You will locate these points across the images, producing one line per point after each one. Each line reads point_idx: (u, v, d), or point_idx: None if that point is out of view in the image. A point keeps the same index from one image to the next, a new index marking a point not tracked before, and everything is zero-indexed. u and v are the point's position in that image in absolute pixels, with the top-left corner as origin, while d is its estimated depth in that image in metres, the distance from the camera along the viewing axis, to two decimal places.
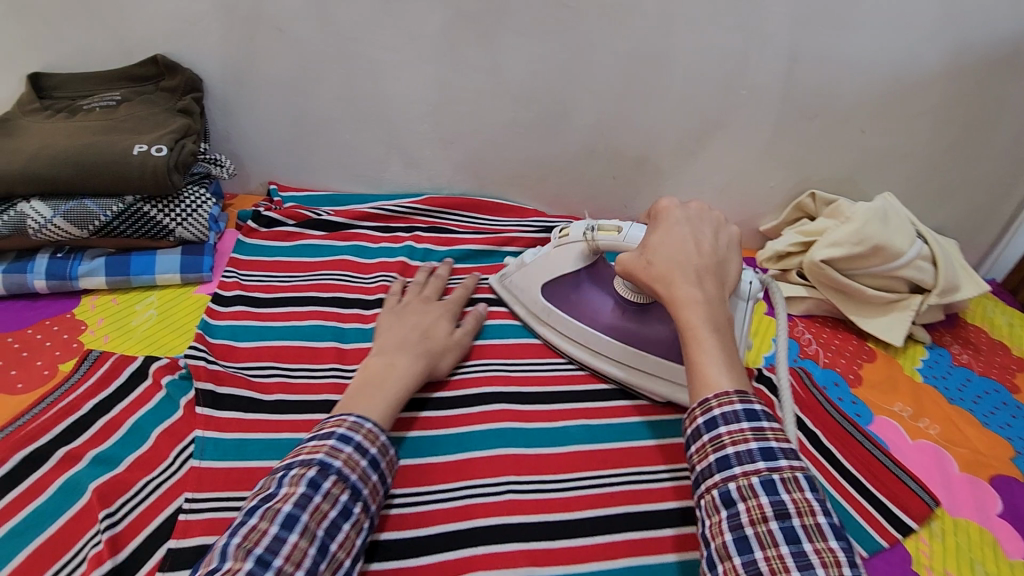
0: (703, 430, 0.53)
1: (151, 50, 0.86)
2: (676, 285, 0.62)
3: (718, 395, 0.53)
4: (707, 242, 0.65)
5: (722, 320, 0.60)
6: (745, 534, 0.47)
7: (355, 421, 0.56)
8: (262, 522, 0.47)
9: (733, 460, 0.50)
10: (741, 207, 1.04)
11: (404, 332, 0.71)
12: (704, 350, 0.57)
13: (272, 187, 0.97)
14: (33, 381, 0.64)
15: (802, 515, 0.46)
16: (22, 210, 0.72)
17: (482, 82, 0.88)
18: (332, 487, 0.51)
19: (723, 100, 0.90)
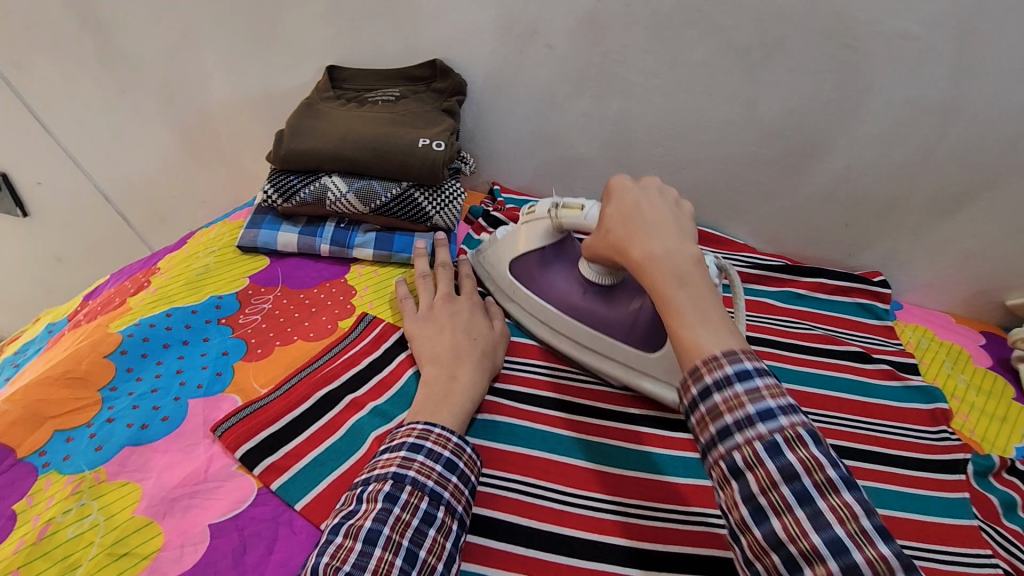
0: (698, 401, 0.50)
1: (430, 54, 0.96)
2: (633, 243, 0.61)
3: (706, 360, 0.50)
4: (665, 205, 0.63)
5: (677, 268, 0.56)
6: (761, 505, 0.45)
7: (423, 428, 0.58)
8: (347, 540, 0.49)
9: (733, 427, 0.48)
10: (991, 278, 0.93)
11: (433, 340, 0.70)
12: (682, 311, 0.54)
13: (496, 188, 1.05)
14: (322, 332, 0.74)
15: (812, 471, 0.45)
16: (325, 183, 0.84)
17: (732, 113, 0.89)
18: (409, 497, 0.52)
19: (1004, 161, 0.82)
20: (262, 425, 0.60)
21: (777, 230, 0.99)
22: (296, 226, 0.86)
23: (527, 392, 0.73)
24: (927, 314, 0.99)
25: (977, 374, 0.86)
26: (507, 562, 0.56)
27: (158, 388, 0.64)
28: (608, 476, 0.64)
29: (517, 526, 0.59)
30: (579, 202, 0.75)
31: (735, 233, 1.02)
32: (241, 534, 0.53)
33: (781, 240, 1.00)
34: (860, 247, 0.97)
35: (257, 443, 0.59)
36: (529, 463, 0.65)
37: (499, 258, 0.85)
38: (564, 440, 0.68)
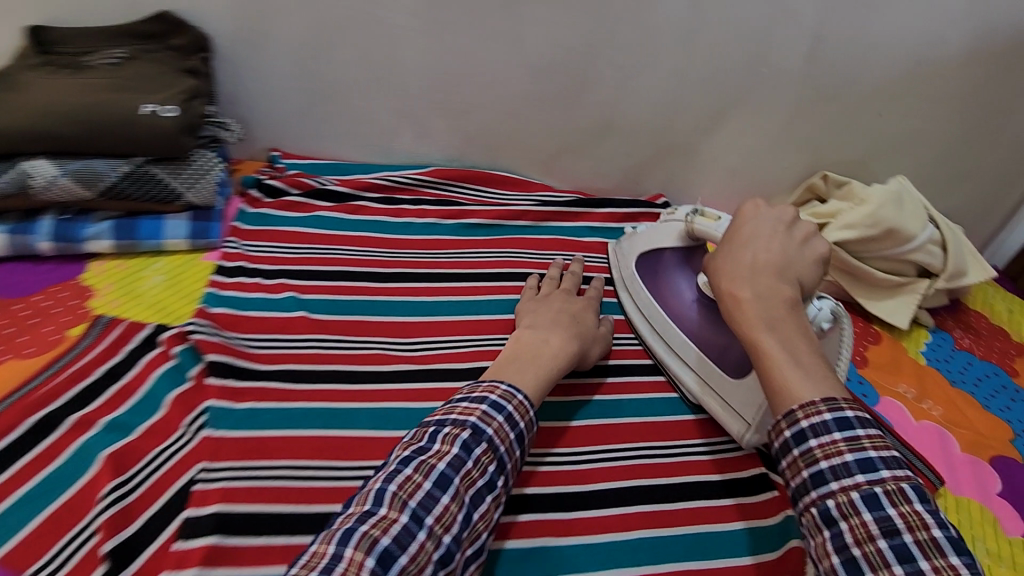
0: (792, 445, 0.51)
1: (156, 6, 0.82)
2: (726, 286, 0.60)
3: (804, 406, 0.51)
4: (778, 240, 0.62)
5: (773, 317, 0.56)
6: (854, 556, 0.45)
7: (507, 390, 0.62)
8: (416, 475, 0.53)
9: (829, 474, 0.48)
10: (753, 189, 1.04)
11: (556, 314, 0.75)
12: (767, 352, 0.55)
13: (274, 154, 0.95)
14: (43, 346, 0.63)
15: (915, 529, 0.44)
16: (28, 168, 0.70)
17: (503, 52, 0.88)
18: (482, 454, 0.56)
19: (746, 78, 0.91)
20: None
21: (569, 166, 1.01)
22: (4, 224, 0.71)
23: (309, 369, 0.67)
24: None
25: None
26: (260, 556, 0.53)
27: None
28: (384, 443, 0.63)
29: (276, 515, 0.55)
30: (717, 214, 0.74)
31: (530, 175, 1.03)
32: None
33: (574, 178, 1.03)
34: (645, 175, 1.02)
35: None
36: (296, 445, 0.60)
37: (631, 251, 0.86)
38: (338, 413, 0.64)
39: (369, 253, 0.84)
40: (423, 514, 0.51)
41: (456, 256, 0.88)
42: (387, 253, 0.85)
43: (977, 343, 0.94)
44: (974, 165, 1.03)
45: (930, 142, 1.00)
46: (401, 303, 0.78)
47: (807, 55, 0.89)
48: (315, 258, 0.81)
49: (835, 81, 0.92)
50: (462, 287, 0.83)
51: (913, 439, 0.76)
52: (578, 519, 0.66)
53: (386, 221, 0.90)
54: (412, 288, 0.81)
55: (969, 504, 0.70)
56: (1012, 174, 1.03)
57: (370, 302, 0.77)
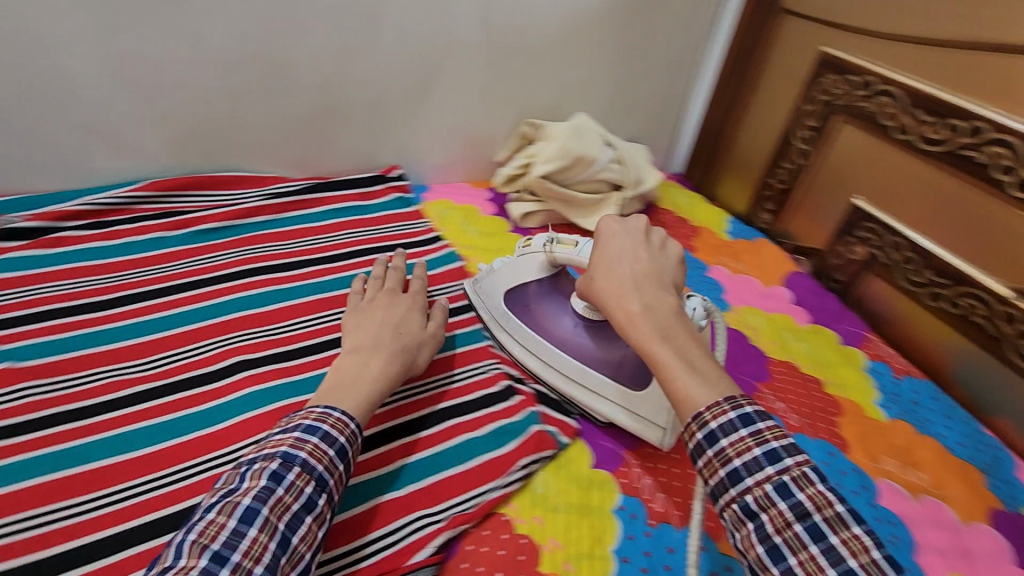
0: (706, 447, 0.52)
1: None
2: (615, 305, 0.62)
3: (710, 407, 0.53)
4: (641, 250, 0.66)
5: (665, 326, 0.59)
6: (776, 543, 0.48)
7: (322, 412, 0.58)
8: (220, 516, 0.48)
9: (744, 472, 0.50)
10: (475, 144, 1.17)
11: (378, 331, 0.70)
12: (669, 363, 0.56)
13: None
14: None
15: (821, 508, 0.48)
16: None
17: (186, 50, 0.86)
18: (296, 479, 0.52)
19: (438, 46, 1.01)
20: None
21: (300, 154, 1.03)
22: None
23: (25, 419, 0.62)
24: (449, 188, 1.18)
25: (483, 223, 1.08)
26: None
27: None
28: (132, 463, 0.61)
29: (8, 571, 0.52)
30: (574, 239, 0.77)
31: (263, 170, 1.02)
32: None
33: (309, 164, 1.05)
34: (377, 148, 1.09)
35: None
36: (23, 497, 0.56)
37: (495, 288, 0.83)
38: (72, 452, 0.61)
39: (85, 282, 0.78)
40: (227, 554, 0.46)
41: (191, 265, 0.85)
42: (109, 279, 0.80)
43: (668, 234, 1.19)
44: (640, 95, 1.27)
45: (603, 82, 1.21)
46: (129, 326, 0.74)
47: (482, 21, 1.02)
48: (15, 304, 0.73)
49: (513, 41, 1.07)
50: (199, 293, 0.81)
51: None
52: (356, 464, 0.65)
53: (101, 247, 0.84)
54: (142, 308, 0.77)
55: None
56: (668, 98, 1.30)
57: (95, 333, 0.73)
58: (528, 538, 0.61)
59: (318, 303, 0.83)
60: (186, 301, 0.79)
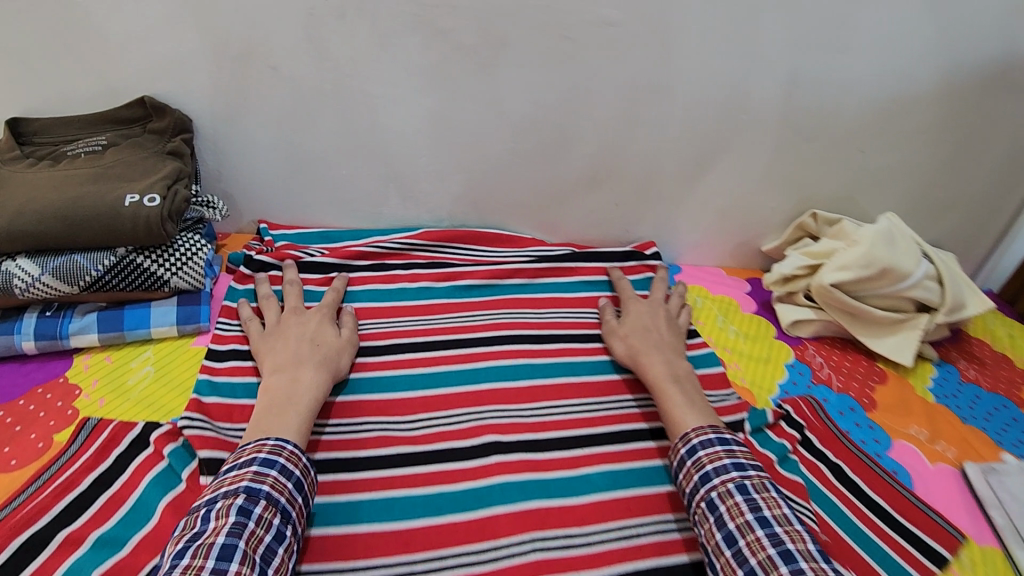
0: (686, 458, 0.66)
1: (136, 91, 0.82)
2: (644, 355, 0.80)
3: (696, 430, 0.68)
4: (646, 314, 0.86)
5: (680, 371, 0.78)
6: (731, 529, 0.58)
7: (275, 444, 0.59)
8: (195, 560, 0.48)
9: (713, 474, 0.63)
10: (742, 228, 1.04)
11: (645, 322, 0.85)
12: (671, 399, 0.73)
13: (261, 227, 0.94)
14: (28, 457, 0.61)
15: (771, 507, 0.59)
16: (7, 269, 0.68)
17: (484, 115, 0.88)
18: (263, 512, 0.54)
19: (729, 125, 0.91)
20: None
21: (559, 219, 1.01)
22: None
23: None
24: (702, 271, 1.08)
25: (744, 320, 0.95)
26: None
27: None
28: (390, 531, 0.63)
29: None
30: None
31: (520, 230, 1.02)
32: None
33: (563, 228, 1.02)
34: (634, 221, 1.02)
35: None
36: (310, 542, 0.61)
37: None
38: (349, 506, 0.64)
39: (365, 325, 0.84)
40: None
41: (450, 322, 0.87)
42: (383, 324, 0.85)
43: (983, 373, 0.92)
44: (962, 193, 1.03)
45: (916, 174, 1.00)
46: (396, 375, 0.79)
47: (783, 100, 0.89)
48: None
49: (816, 121, 0.92)
50: (458, 356, 0.82)
51: (929, 485, 0.74)
52: None
53: (380, 289, 0.89)
54: (408, 360, 0.81)
55: (995, 556, 0.67)
56: (1000, 198, 1.04)
57: (367, 379, 0.78)
58: None
59: (561, 392, 0.80)
60: (444, 361, 0.81)
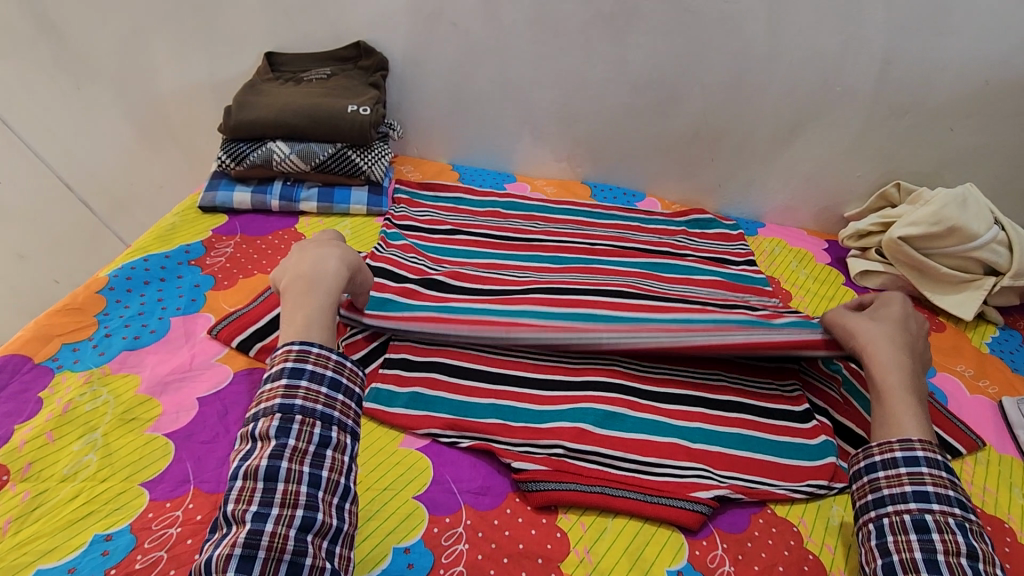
0: (901, 464, 0.62)
1: (355, 37, 1.11)
2: (883, 355, 0.70)
3: (923, 442, 0.63)
4: (894, 321, 0.73)
5: (918, 386, 0.69)
6: (937, 558, 0.55)
7: (302, 349, 0.58)
8: (246, 482, 0.51)
9: (933, 496, 0.59)
10: (827, 193, 1.16)
11: (891, 328, 0.72)
12: (904, 412, 0.65)
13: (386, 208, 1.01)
14: (277, 266, 0.90)
15: (986, 559, 0.54)
16: (270, 147, 0.98)
17: (610, 72, 1.08)
18: (302, 425, 0.54)
19: (823, 95, 1.05)
20: (249, 322, 0.76)
21: (660, 170, 1.19)
22: (248, 186, 0.99)
23: (461, 284, 0.86)
24: (785, 229, 1.21)
25: (817, 270, 1.09)
26: (430, 382, 0.74)
27: (165, 267, 0.85)
28: (515, 323, 0.77)
29: (439, 363, 0.76)
30: None
31: (626, 176, 1.22)
32: (223, 402, 0.68)
33: (664, 177, 1.20)
34: (727, 178, 1.18)
35: (248, 334, 0.75)
36: (454, 320, 0.77)
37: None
38: (474, 306, 0.79)
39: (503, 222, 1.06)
40: (266, 509, 0.50)
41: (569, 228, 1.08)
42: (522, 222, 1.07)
43: None
44: None
45: (1008, 158, 1.07)
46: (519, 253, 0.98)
47: (877, 76, 1.02)
48: (456, 223, 1.03)
49: (906, 98, 1.03)
50: (575, 247, 1.01)
51: (963, 405, 0.86)
52: (615, 398, 0.74)
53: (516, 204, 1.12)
54: (536, 246, 1.01)
55: (1012, 462, 0.78)
56: None
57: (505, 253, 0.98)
58: (815, 556, 0.63)
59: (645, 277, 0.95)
60: (567, 242, 1.03)
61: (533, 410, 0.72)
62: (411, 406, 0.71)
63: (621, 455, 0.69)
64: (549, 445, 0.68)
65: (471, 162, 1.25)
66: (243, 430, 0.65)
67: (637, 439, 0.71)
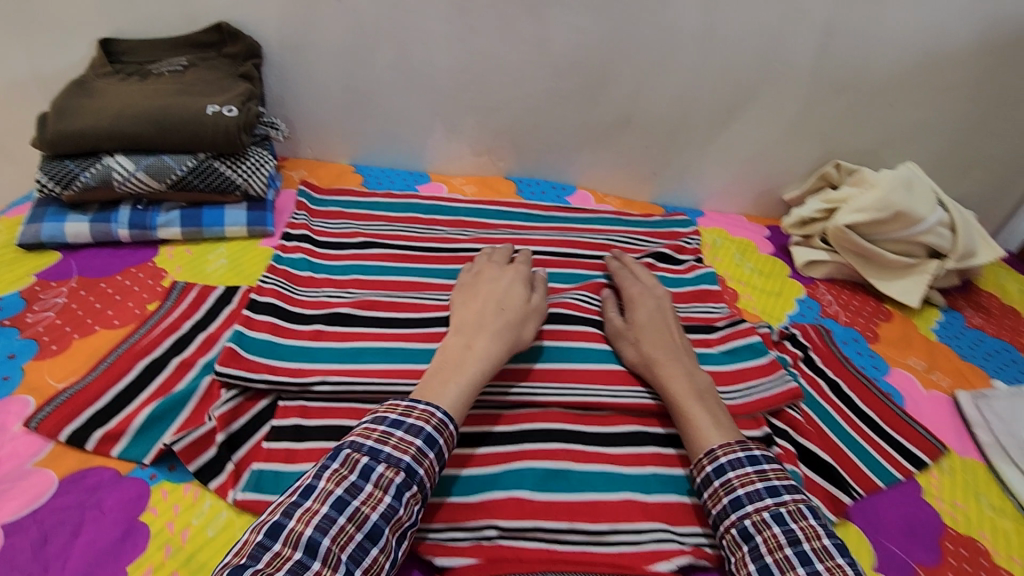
0: (713, 477, 0.58)
1: (215, 18, 0.91)
2: (659, 362, 0.67)
3: (723, 446, 0.59)
4: (644, 314, 0.72)
5: (699, 381, 0.66)
6: (768, 563, 0.51)
7: (441, 418, 0.53)
8: (314, 503, 0.47)
9: (744, 499, 0.55)
10: (765, 177, 1.08)
11: (652, 325, 0.71)
12: (694, 418, 0.62)
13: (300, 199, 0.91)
14: (127, 318, 0.71)
15: (810, 539, 0.51)
16: (108, 163, 0.78)
17: (528, 53, 0.94)
18: (384, 474, 0.50)
19: (759, 72, 0.96)
20: (83, 405, 0.59)
21: (590, 160, 1.07)
22: (86, 214, 0.79)
23: (377, 315, 0.73)
24: (725, 217, 1.12)
25: (761, 261, 1.01)
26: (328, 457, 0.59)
27: None
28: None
29: (342, 426, 0.63)
30: None
31: (554, 168, 1.09)
32: (43, 526, 0.52)
33: (594, 169, 1.08)
34: (661, 166, 1.08)
35: (85, 421, 0.58)
36: (366, 371, 0.65)
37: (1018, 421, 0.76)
38: (392, 349, 0.68)
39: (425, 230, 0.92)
40: (318, 539, 0.46)
41: (496, 232, 0.94)
42: (449, 231, 0.93)
43: (988, 322, 0.95)
44: (990, 154, 1.04)
45: (945, 132, 1.02)
46: (450, 269, 0.84)
47: (815, 49, 0.93)
48: (372, 234, 0.88)
49: (844, 74, 0.96)
50: None
51: (921, 406, 0.81)
52: (554, 449, 0.64)
53: (442, 207, 0.97)
54: (465, 257, 0.86)
55: (975, 466, 0.73)
56: None
57: (425, 271, 0.83)
58: None
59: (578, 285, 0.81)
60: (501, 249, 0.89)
61: (460, 478, 0.61)
62: None
63: (567, 526, 0.59)
64: (479, 527, 0.58)
65: (378, 161, 1.08)
66: (69, 566, 0.49)
67: (587, 500, 0.61)
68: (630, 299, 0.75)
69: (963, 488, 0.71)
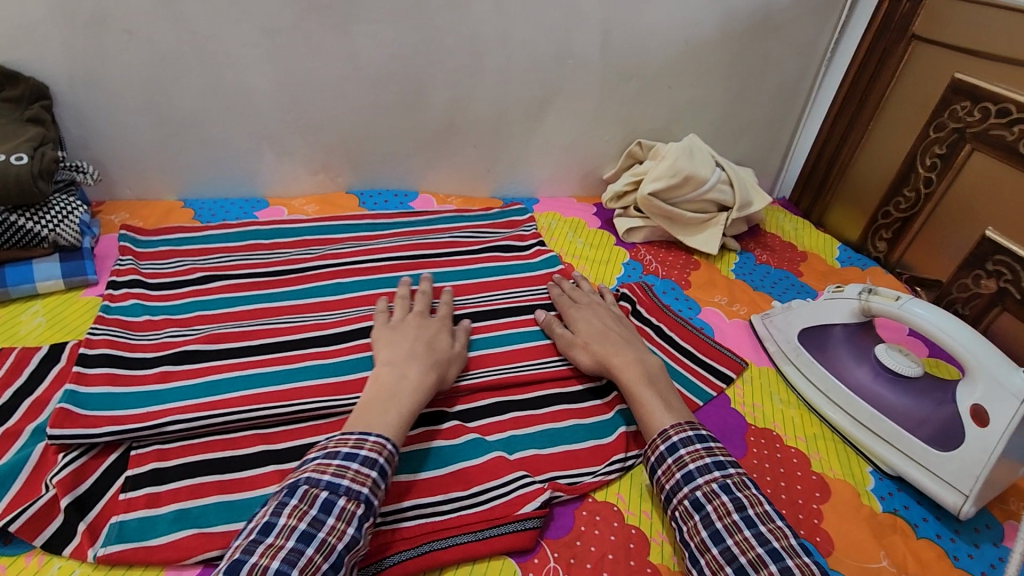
0: (666, 454, 0.64)
1: None
2: (612, 355, 0.76)
3: (674, 425, 0.66)
4: (595, 320, 0.82)
5: (652, 368, 0.74)
6: (718, 528, 0.56)
7: (381, 442, 0.56)
8: (279, 539, 0.48)
9: (696, 471, 0.61)
10: (584, 160, 1.22)
11: (600, 326, 0.81)
12: (648, 399, 0.70)
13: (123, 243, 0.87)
14: None
15: (753, 505, 0.57)
16: None
17: (343, 69, 0.98)
18: (347, 506, 0.51)
19: (559, 70, 1.08)
20: None
21: (427, 165, 1.14)
22: None
23: (223, 347, 0.73)
24: (557, 202, 1.24)
25: (591, 236, 1.14)
26: (195, 491, 0.59)
27: None
28: (305, 389, 0.69)
29: (208, 461, 0.62)
30: (893, 293, 0.81)
31: (393, 177, 1.14)
32: None
33: (432, 172, 1.15)
34: (493, 162, 1.17)
35: None
36: (223, 401, 0.65)
37: (790, 327, 0.92)
38: (247, 376, 0.69)
39: (267, 255, 0.91)
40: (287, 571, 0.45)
41: (342, 245, 0.96)
42: (294, 252, 0.93)
43: (772, 257, 1.16)
44: (753, 120, 1.27)
45: (716, 105, 1.22)
46: (298, 289, 0.85)
47: (599, 46, 1.07)
48: (210, 267, 0.86)
49: (627, 64, 1.11)
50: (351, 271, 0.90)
51: (727, 333, 0.97)
52: (420, 434, 0.70)
53: (282, 229, 0.97)
54: (312, 275, 0.88)
55: (769, 372, 0.91)
56: (780, 122, 1.28)
57: (270, 294, 0.84)
58: (638, 529, 0.65)
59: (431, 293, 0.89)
60: (347, 262, 0.92)
61: None
62: (175, 528, 0.56)
63: (442, 498, 0.64)
64: None
65: (210, 192, 1.05)
66: None
67: (457, 470, 0.67)
68: (574, 310, 0.85)
69: (761, 391, 0.87)
